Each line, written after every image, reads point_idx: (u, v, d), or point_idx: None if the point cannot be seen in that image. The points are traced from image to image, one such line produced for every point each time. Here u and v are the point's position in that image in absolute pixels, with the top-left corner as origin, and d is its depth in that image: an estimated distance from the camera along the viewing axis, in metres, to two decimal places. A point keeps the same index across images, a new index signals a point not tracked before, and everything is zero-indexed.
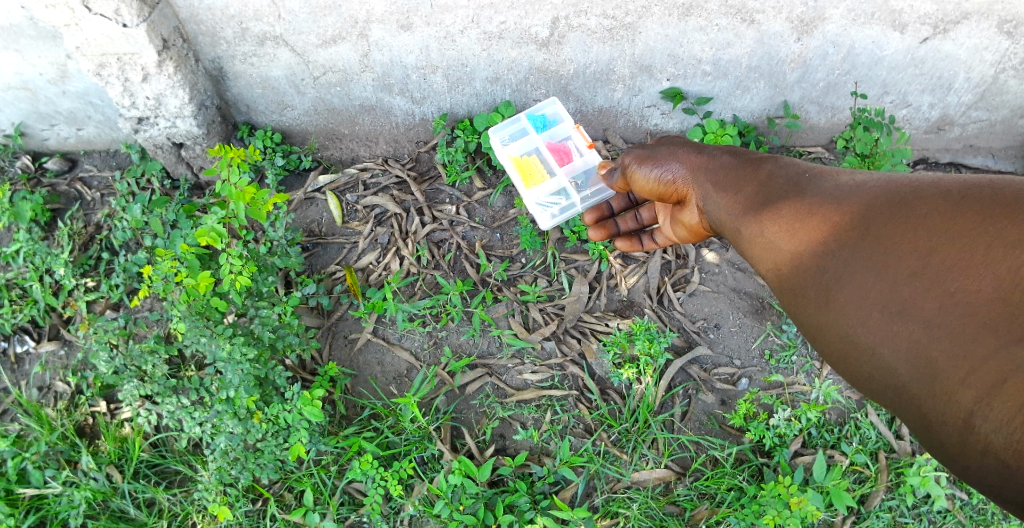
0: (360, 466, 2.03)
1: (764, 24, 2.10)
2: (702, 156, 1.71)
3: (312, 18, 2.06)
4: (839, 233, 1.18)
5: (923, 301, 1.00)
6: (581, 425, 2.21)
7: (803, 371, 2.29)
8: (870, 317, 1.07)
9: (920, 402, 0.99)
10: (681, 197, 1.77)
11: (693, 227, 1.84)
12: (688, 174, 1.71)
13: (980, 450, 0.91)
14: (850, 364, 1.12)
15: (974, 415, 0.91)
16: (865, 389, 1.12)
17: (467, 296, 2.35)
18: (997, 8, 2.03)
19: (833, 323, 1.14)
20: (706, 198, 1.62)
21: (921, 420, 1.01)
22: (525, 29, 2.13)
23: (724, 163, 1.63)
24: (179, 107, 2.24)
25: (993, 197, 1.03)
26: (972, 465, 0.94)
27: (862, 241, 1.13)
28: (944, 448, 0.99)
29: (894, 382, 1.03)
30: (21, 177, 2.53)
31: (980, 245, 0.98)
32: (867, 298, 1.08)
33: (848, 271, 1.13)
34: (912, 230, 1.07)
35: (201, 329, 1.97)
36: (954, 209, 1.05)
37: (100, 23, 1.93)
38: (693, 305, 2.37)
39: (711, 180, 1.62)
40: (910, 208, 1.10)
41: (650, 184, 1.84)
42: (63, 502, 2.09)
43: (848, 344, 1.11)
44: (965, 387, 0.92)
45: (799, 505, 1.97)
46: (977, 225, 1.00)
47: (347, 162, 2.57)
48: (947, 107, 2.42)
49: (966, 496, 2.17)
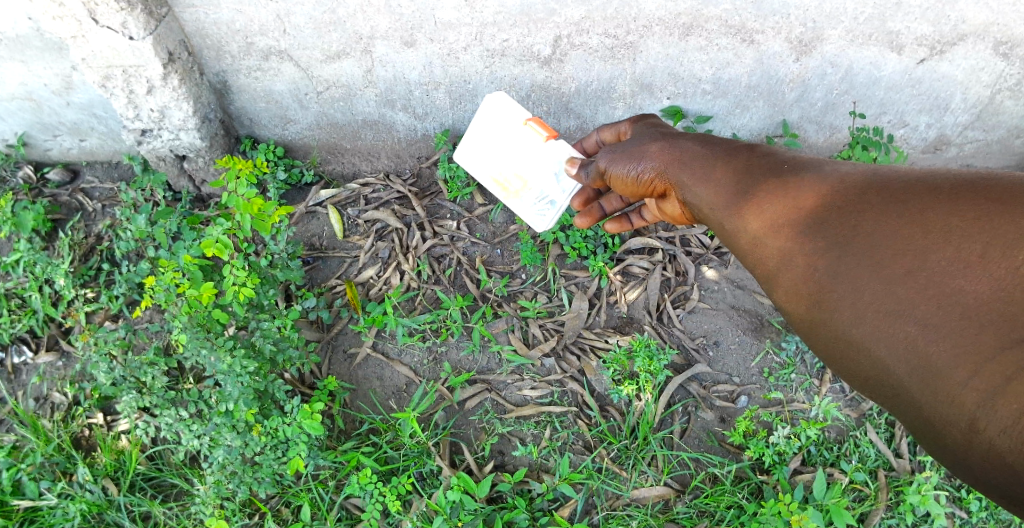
0: (359, 481, 2.02)
1: (764, 44, 2.13)
2: (675, 149, 1.65)
3: (317, 33, 2.09)
4: (830, 230, 1.15)
5: (920, 301, 0.98)
6: (580, 442, 2.21)
7: (803, 389, 2.29)
8: (865, 315, 1.04)
9: (920, 403, 0.97)
10: (661, 193, 1.74)
11: (676, 216, 1.80)
12: (663, 169, 1.65)
13: (986, 451, 0.88)
14: (845, 364, 1.10)
15: (980, 417, 0.88)
16: (860, 388, 1.10)
17: (467, 311, 2.36)
18: (993, 30, 2.07)
19: (826, 319, 1.11)
20: (684, 187, 1.56)
21: (920, 420, 0.99)
22: (528, 46, 2.16)
23: (701, 154, 1.57)
24: (183, 119, 2.26)
25: (986, 196, 1.02)
26: (974, 465, 0.92)
27: (857, 238, 1.10)
28: (947, 447, 0.96)
29: (891, 382, 1.01)
30: (22, 187, 2.53)
31: (978, 245, 0.96)
32: (862, 296, 1.05)
33: (842, 269, 1.09)
34: (907, 230, 1.05)
35: (202, 341, 1.96)
36: (949, 208, 1.03)
37: (106, 36, 1.95)
38: (693, 322, 2.38)
39: (692, 171, 1.55)
40: (903, 205, 1.09)
41: (629, 185, 1.77)
42: (59, 514, 2.07)
43: (843, 341, 1.08)
44: (970, 387, 0.90)
45: (798, 522, 1.96)
46: (973, 225, 0.99)
47: (348, 177, 2.59)
48: (944, 127, 2.45)
49: (965, 514, 2.17)
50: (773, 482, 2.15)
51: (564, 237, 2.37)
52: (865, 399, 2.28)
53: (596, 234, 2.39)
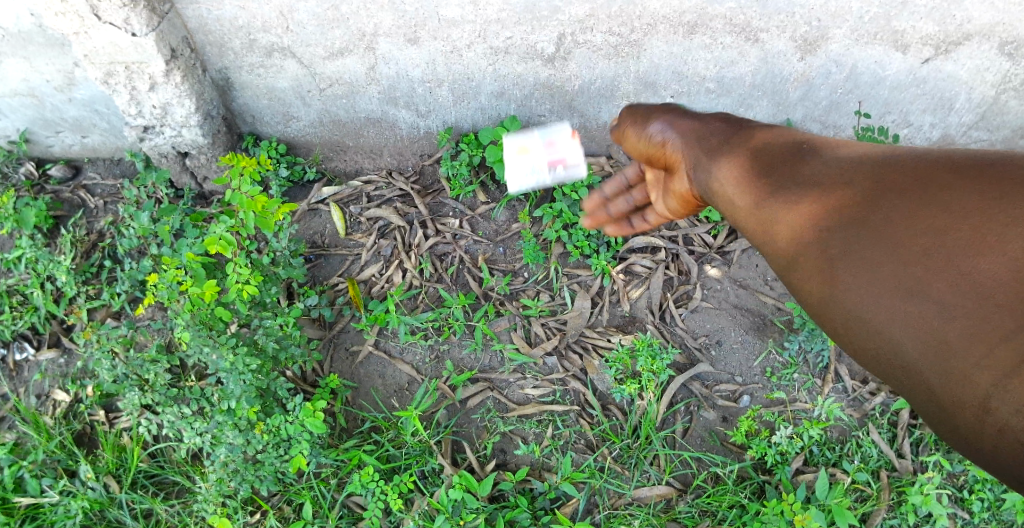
0: (361, 479, 2.01)
1: (768, 43, 2.13)
2: (689, 121, 1.44)
3: (321, 30, 2.08)
4: (844, 204, 1.00)
5: (938, 280, 0.84)
6: (582, 441, 2.20)
7: (805, 389, 2.28)
8: (880, 294, 0.90)
9: (932, 383, 0.86)
10: (668, 165, 1.49)
11: (666, 215, 1.72)
12: (676, 140, 1.44)
13: (998, 433, 0.79)
14: (856, 342, 0.96)
15: (993, 397, 0.79)
16: (869, 365, 0.98)
17: (469, 309, 2.35)
18: (998, 30, 2.06)
19: (843, 298, 0.95)
20: (699, 166, 1.34)
21: (931, 401, 0.88)
22: (532, 44, 2.15)
23: (720, 130, 1.36)
24: (185, 116, 2.25)
25: (1007, 177, 0.88)
26: (983, 448, 0.83)
27: (871, 213, 0.95)
28: (952, 427, 0.88)
29: (901, 361, 0.89)
30: (25, 183, 2.53)
31: (992, 225, 0.83)
32: (877, 277, 0.90)
33: (857, 245, 0.94)
34: (928, 207, 0.89)
35: (205, 338, 1.95)
36: (965, 185, 0.89)
37: (109, 32, 1.94)
38: (695, 321, 2.38)
39: (707, 145, 1.33)
40: (917, 181, 0.94)
41: (641, 148, 1.54)
42: (60, 511, 2.07)
43: (853, 320, 0.95)
44: (982, 369, 0.80)
45: (802, 522, 1.94)
46: (985, 205, 0.85)
47: (351, 174, 2.59)
48: (948, 127, 2.44)
49: (968, 515, 2.16)
50: (775, 482, 2.15)
51: (567, 236, 2.37)
52: (867, 399, 2.28)
53: (599, 233, 2.40)
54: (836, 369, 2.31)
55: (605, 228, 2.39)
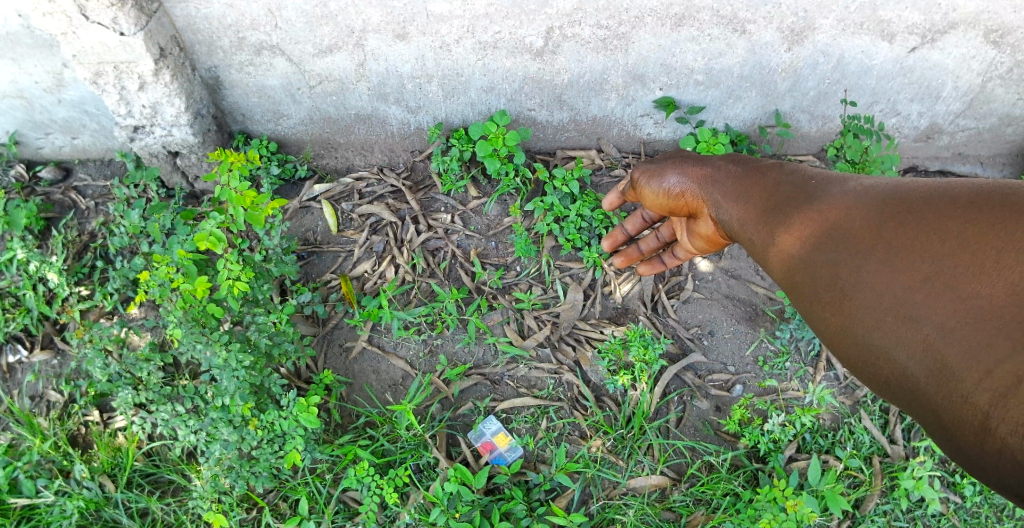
0: (356, 474, 1.99)
1: (756, 34, 2.13)
2: (704, 166, 1.49)
3: (309, 27, 2.09)
4: (849, 233, 0.95)
5: (937, 302, 0.77)
6: (577, 432, 2.21)
7: (796, 377, 2.31)
8: (881, 317, 0.84)
9: (936, 407, 0.77)
10: (692, 210, 1.54)
11: (710, 238, 1.55)
12: (694, 187, 1.49)
13: (998, 456, 0.69)
14: (866, 371, 0.88)
15: (991, 416, 0.70)
16: (884, 396, 0.89)
17: (462, 304, 2.36)
18: (983, 18, 2.08)
19: (852, 327, 0.88)
20: (716, 207, 1.38)
21: (943, 431, 0.78)
22: (520, 38, 2.15)
23: (733, 172, 1.39)
24: (175, 115, 2.25)
25: (1007, 210, 0.81)
26: (987, 469, 0.73)
27: (874, 242, 0.89)
28: (959, 451, 0.76)
29: (907, 388, 0.81)
30: (15, 185, 2.51)
31: (992, 250, 0.77)
32: (878, 302, 0.85)
33: (861, 274, 0.88)
34: (926, 235, 0.84)
35: (198, 335, 1.94)
36: (966, 216, 0.83)
37: (97, 31, 1.93)
38: (687, 312, 2.39)
39: (721, 188, 1.38)
40: (917, 208, 0.89)
41: (660, 199, 1.63)
42: (56, 511, 2.08)
43: (859, 346, 0.87)
44: (980, 388, 0.71)
45: (794, 507, 1.97)
46: (984, 235, 0.79)
47: (341, 171, 2.60)
48: (936, 116, 2.46)
49: (959, 499, 2.19)
50: (768, 469, 2.17)
51: (558, 229, 2.37)
52: (858, 386, 2.30)
53: (590, 225, 2.40)
54: (827, 356, 2.33)
55: (595, 220, 2.39)
